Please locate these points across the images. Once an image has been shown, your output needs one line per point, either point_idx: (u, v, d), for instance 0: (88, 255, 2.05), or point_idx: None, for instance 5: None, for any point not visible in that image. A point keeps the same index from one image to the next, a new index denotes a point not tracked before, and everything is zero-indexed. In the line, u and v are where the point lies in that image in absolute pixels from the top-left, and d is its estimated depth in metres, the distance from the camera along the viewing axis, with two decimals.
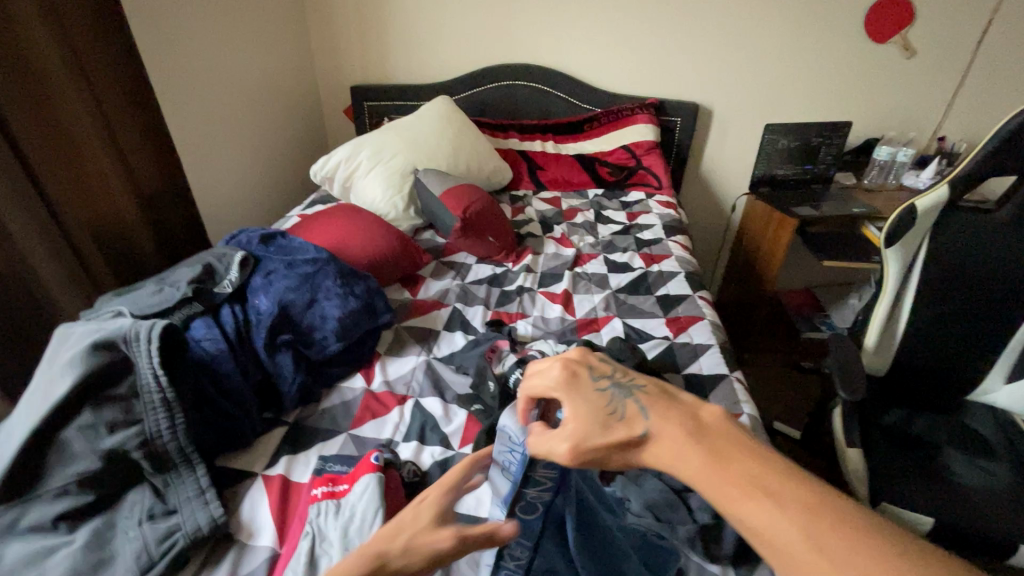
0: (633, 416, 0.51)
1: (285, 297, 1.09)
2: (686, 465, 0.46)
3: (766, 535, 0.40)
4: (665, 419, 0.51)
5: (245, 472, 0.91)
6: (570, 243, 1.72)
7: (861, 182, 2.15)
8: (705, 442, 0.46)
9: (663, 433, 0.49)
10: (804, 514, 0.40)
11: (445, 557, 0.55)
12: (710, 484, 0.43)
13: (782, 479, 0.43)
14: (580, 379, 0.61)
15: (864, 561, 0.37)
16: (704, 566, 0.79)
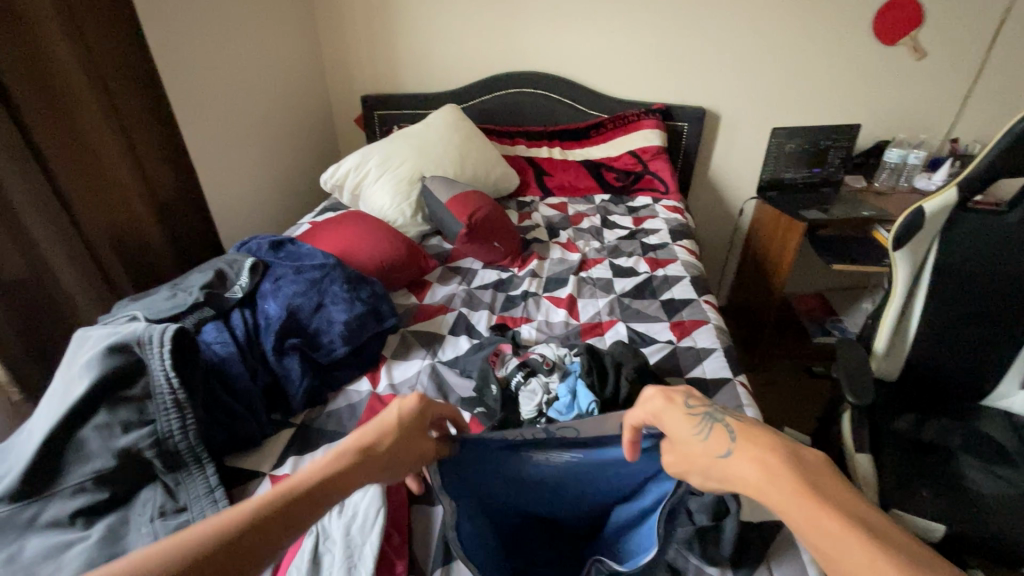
0: (720, 441, 0.56)
1: (293, 302, 1.12)
2: (763, 487, 0.49)
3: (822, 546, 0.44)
4: (753, 445, 0.54)
5: (252, 472, 0.94)
6: (575, 248, 1.73)
7: (872, 185, 2.13)
8: (797, 470, 0.49)
9: (747, 458, 0.53)
10: (885, 546, 0.42)
11: (412, 437, 0.69)
12: (791, 508, 0.47)
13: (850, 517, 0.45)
14: (675, 405, 0.64)
15: None
16: (703, 568, 0.80)
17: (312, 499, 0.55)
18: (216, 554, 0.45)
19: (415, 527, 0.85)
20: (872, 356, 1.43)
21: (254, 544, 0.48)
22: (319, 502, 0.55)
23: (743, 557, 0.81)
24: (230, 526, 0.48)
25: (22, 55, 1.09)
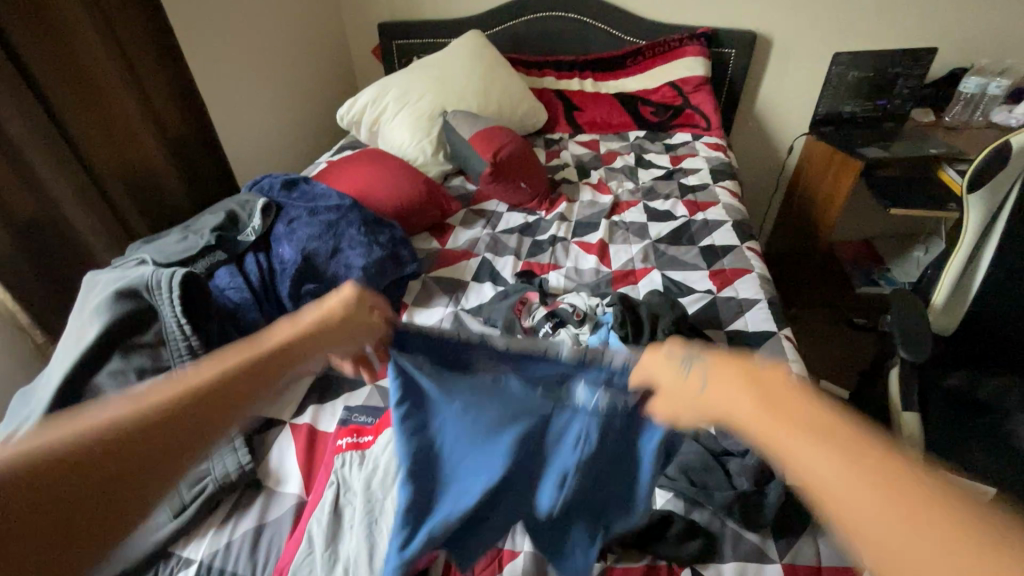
0: (694, 381, 0.49)
1: (308, 247, 1.05)
2: (761, 419, 0.41)
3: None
4: (722, 386, 0.46)
5: (273, 420, 0.92)
6: (607, 189, 1.61)
7: (941, 119, 1.92)
8: (775, 400, 0.42)
9: (722, 393, 0.46)
10: (777, 415, 0.40)
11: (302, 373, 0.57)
12: (759, 425, 0.41)
13: (928, 488, 0.33)
14: (684, 376, 0.50)
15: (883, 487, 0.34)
16: (741, 534, 0.75)
17: (186, 402, 0.44)
18: (165, 421, 0.42)
19: None
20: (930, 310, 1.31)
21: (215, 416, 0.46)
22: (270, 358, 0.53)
23: (784, 525, 0.75)
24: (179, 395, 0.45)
25: None
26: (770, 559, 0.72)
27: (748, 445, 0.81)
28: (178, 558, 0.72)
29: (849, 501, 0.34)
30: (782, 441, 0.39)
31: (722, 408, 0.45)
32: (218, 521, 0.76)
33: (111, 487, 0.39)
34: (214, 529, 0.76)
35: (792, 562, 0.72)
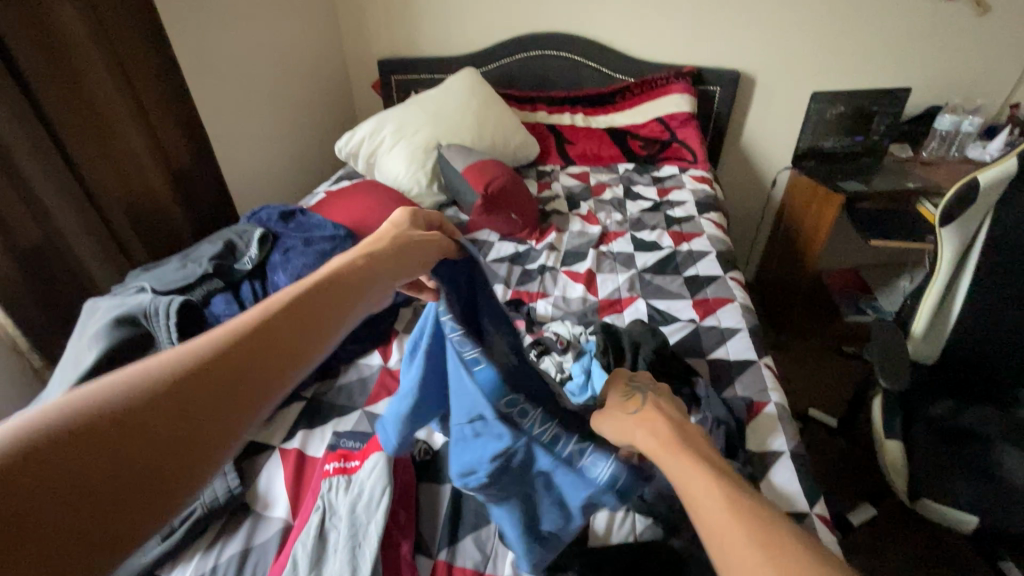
0: (635, 406, 0.60)
1: (302, 274, 1.08)
2: (653, 440, 0.53)
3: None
4: (652, 419, 0.56)
5: (263, 445, 0.93)
6: (596, 220, 1.66)
7: (918, 154, 1.99)
8: (674, 437, 0.51)
9: (652, 418, 0.56)
10: (666, 448, 0.50)
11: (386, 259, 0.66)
12: (664, 456, 0.50)
13: (785, 545, 0.38)
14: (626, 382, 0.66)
15: (760, 540, 0.38)
16: None
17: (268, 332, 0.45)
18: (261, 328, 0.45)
19: (424, 504, 0.84)
20: (911, 339, 1.34)
21: (269, 354, 0.44)
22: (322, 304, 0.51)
23: None
24: (216, 355, 0.41)
25: (26, 20, 1.06)
26: None
27: None
28: None
29: (735, 554, 0.38)
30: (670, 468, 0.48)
31: (641, 437, 0.55)
32: (205, 545, 0.78)
33: (183, 426, 0.37)
34: (201, 552, 0.77)
35: None
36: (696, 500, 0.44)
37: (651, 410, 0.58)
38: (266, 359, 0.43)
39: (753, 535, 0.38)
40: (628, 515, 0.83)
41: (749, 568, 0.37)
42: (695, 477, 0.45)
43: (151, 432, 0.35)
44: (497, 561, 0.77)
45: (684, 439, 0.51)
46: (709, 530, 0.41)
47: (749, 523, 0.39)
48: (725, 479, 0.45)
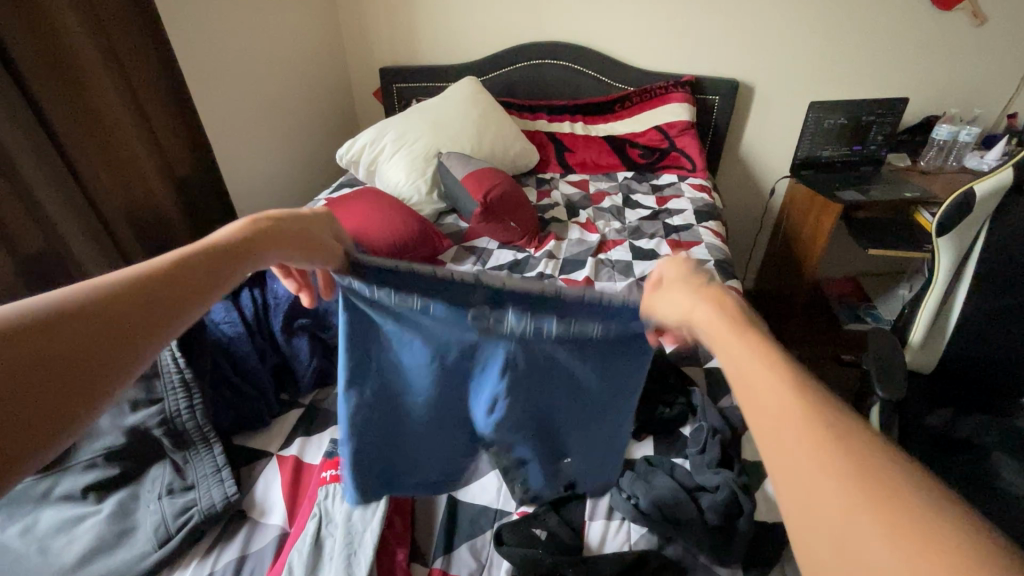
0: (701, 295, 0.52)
1: None
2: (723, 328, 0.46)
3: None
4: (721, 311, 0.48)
5: (260, 451, 0.94)
6: (594, 228, 1.67)
7: (917, 164, 2.00)
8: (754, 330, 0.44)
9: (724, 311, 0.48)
10: (749, 345, 0.43)
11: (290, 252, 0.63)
12: (740, 361, 0.43)
13: (898, 485, 0.32)
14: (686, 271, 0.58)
15: (865, 485, 0.32)
16: (713, 569, 0.76)
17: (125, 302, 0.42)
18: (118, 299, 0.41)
19: (420, 513, 0.84)
20: (908, 349, 1.34)
21: (120, 325, 0.40)
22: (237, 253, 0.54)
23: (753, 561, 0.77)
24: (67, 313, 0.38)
25: (30, 27, 1.07)
26: None
27: (718, 481, 0.83)
28: None
29: (816, 497, 0.33)
30: (744, 368, 0.41)
31: (709, 333, 0.47)
32: (202, 551, 0.78)
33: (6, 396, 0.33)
34: (198, 559, 0.77)
35: None
36: (746, 385, 0.40)
37: (719, 298, 0.50)
38: (115, 329, 0.40)
39: (808, 424, 0.36)
40: (623, 524, 0.83)
41: (844, 526, 0.31)
42: (754, 363, 0.41)
43: (71, 333, 0.37)
44: (493, 571, 0.76)
45: (749, 321, 0.46)
46: (759, 419, 0.38)
47: (801, 411, 0.36)
48: (786, 362, 0.41)
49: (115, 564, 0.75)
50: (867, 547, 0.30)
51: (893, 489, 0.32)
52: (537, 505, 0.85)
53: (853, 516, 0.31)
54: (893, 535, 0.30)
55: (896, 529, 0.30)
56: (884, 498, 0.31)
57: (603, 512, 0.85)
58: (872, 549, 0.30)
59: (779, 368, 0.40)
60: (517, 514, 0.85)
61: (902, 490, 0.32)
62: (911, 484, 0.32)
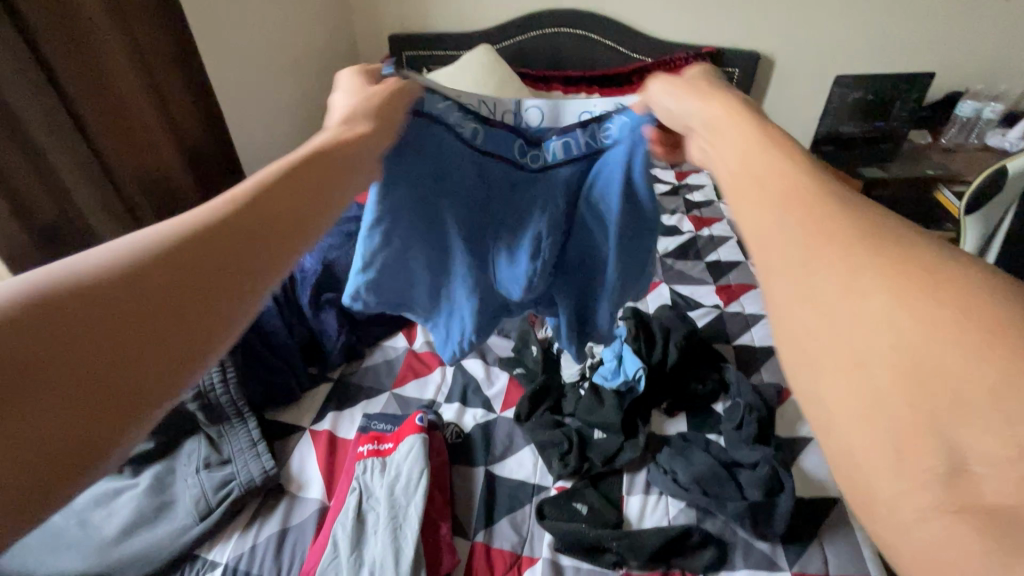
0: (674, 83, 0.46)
1: (329, 256, 1.07)
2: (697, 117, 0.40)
3: (874, 499, 0.21)
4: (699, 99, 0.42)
5: (293, 425, 0.93)
6: None
7: (937, 141, 1.98)
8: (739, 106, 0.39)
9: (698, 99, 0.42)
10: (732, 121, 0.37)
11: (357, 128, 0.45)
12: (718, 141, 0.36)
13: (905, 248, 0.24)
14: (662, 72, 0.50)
15: (862, 247, 0.24)
16: (752, 543, 0.77)
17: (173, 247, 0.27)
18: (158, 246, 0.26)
19: (459, 488, 0.84)
20: None
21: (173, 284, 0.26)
22: (335, 165, 0.38)
23: (792, 534, 0.78)
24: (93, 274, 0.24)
25: None
26: (779, 568, 0.74)
27: (758, 456, 0.84)
28: (204, 561, 0.74)
29: (788, 278, 0.26)
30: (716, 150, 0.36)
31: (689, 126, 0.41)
32: (243, 525, 0.78)
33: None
34: (239, 532, 0.77)
35: (802, 569, 0.75)
36: (746, 175, 0.31)
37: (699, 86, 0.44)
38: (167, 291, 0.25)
39: (803, 206, 0.27)
40: (661, 499, 0.84)
41: (827, 300, 0.24)
42: (749, 153, 0.32)
43: (148, 291, 0.25)
44: (534, 544, 0.77)
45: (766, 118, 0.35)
46: (738, 202, 0.31)
47: (805, 194, 0.27)
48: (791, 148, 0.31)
49: (157, 538, 0.74)
50: (867, 324, 0.22)
51: (904, 260, 0.23)
52: (575, 480, 0.85)
53: (858, 295, 0.23)
54: (901, 299, 0.22)
55: (911, 291, 0.22)
56: (889, 263, 0.23)
57: (640, 487, 0.85)
58: (871, 331, 0.22)
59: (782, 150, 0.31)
60: (555, 489, 0.85)
61: (912, 258, 0.23)
62: (915, 243, 0.24)
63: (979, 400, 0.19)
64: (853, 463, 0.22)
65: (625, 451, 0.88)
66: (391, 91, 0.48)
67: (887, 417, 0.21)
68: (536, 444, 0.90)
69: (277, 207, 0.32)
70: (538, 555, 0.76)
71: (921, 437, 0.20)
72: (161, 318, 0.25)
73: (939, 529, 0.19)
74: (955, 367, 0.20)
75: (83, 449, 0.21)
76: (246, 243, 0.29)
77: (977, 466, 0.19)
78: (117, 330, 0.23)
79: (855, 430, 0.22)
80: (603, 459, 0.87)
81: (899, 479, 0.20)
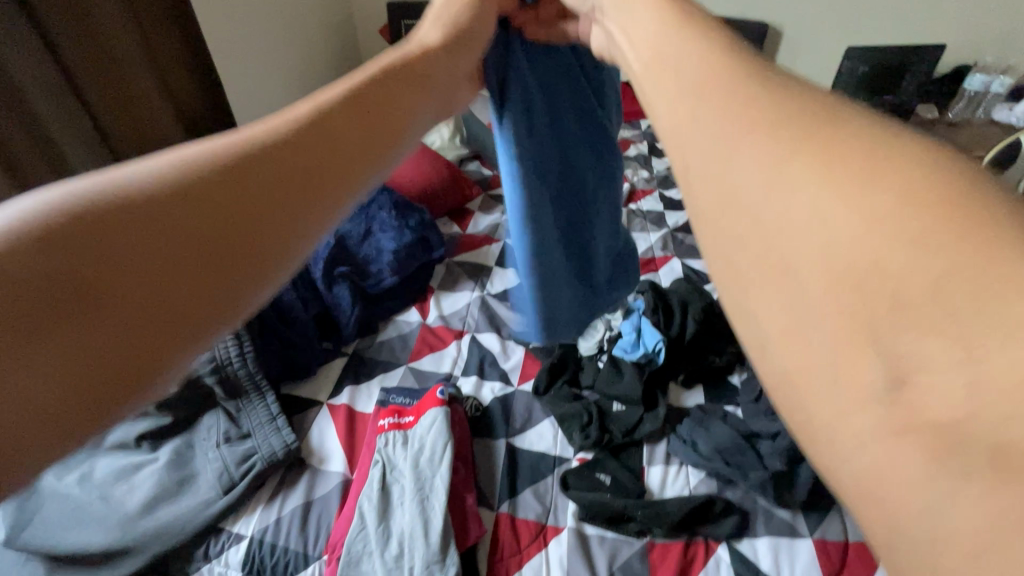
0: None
1: (341, 229, 1.06)
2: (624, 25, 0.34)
3: (816, 427, 0.18)
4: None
5: (310, 400, 0.92)
6: (622, 177, 1.62)
7: (944, 116, 1.92)
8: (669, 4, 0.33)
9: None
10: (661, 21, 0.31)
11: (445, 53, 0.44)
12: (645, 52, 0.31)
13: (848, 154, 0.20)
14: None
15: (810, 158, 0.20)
16: (774, 511, 0.78)
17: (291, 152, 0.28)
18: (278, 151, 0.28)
19: (481, 460, 0.84)
20: None
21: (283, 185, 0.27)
22: (391, 92, 0.36)
23: (814, 502, 0.79)
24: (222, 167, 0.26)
25: None
26: (800, 535, 0.76)
27: (779, 427, 0.84)
28: (230, 534, 0.74)
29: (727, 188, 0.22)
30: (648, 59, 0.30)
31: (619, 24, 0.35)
32: (266, 498, 0.78)
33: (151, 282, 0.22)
34: (263, 506, 0.77)
35: (822, 537, 0.76)
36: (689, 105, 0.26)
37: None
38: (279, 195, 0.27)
39: (738, 119, 0.23)
40: (681, 469, 0.84)
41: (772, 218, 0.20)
42: (684, 75, 0.27)
43: (186, 215, 0.24)
44: (559, 514, 0.78)
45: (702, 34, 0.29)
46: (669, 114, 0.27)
47: (742, 103, 0.23)
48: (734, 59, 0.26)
49: (181, 511, 0.74)
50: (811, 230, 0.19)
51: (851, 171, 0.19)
52: (597, 452, 0.85)
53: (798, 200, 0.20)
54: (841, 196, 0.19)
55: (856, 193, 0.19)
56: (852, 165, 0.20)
57: (661, 457, 0.86)
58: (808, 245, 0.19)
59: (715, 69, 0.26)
60: (577, 460, 0.85)
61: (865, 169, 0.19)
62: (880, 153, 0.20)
63: (910, 310, 0.17)
64: (790, 382, 0.19)
65: (645, 423, 0.88)
66: (462, 10, 0.46)
67: (823, 330, 0.18)
68: (555, 417, 0.90)
69: (325, 137, 0.30)
70: (563, 525, 0.76)
71: (861, 356, 0.17)
72: (197, 243, 0.24)
73: (883, 449, 0.16)
74: (897, 271, 0.17)
75: (131, 369, 0.21)
76: (293, 172, 0.28)
77: (921, 379, 0.16)
78: (154, 256, 0.23)
79: (788, 352, 0.19)
80: (623, 431, 0.87)
81: (837, 398, 0.18)
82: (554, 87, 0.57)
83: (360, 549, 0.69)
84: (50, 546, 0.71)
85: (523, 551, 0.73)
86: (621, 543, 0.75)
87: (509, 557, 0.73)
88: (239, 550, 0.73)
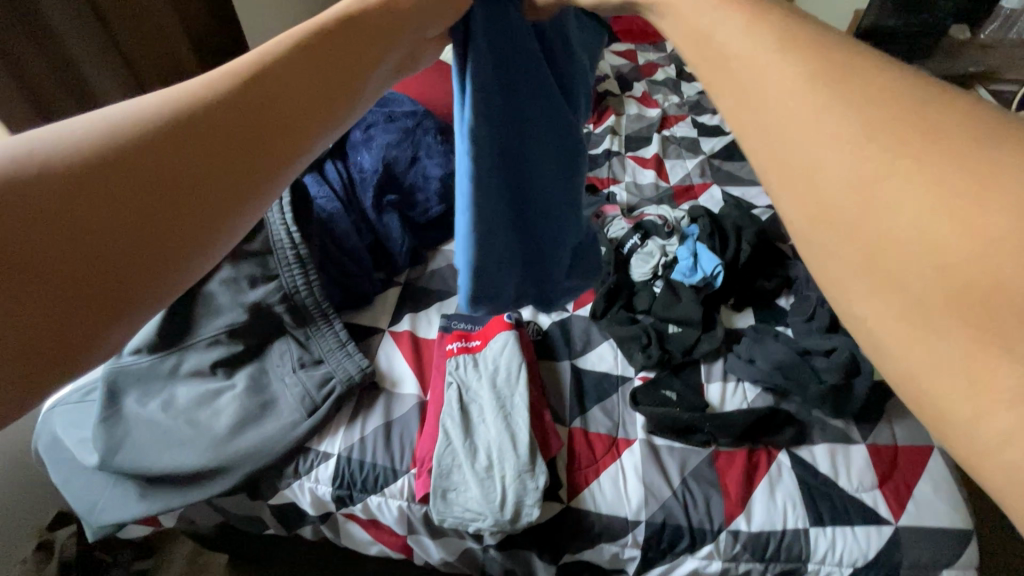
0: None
1: (388, 154, 1.00)
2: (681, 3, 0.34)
3: (946, 418, 0.22)
4: None
5: (372, 328, 0.93)
6: (653, 102, 1.57)
7: (976, 37, 1.87)
8: None
9: None
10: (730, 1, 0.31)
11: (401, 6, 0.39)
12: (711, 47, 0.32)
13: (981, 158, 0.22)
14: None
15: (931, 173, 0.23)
16: (828, 421, 0.84)
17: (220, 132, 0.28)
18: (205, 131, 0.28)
19: (548, 381, 0.87)
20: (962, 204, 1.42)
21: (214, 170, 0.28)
22: (340, 59, 0.34)
23: (865, 414, 0.84)
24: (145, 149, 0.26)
25: None
26: (854, 441, 0.81)
27: (835, 345, 0.87)
28: (317, 453, 0.78)
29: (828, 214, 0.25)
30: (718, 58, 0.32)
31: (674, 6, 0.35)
32: (347, 419, 0.81)
33: (81, 268, 0.23)
34: (344, 426, 0.80)
35: (874, 443, 0.81)
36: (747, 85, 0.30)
37: None
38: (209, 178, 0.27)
39: (827, 116, 0.26)
40: (738, 385, 0.89)
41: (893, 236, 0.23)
42: (751, 60, 0.29)
43: (113, 184, 0.24)
44: (628, 428, 0.82)
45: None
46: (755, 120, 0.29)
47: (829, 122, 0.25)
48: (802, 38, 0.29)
49: (270, 433, 0.76)
50: (924, 250, 0.22)
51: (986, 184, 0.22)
52: (658, 371, 0.88)
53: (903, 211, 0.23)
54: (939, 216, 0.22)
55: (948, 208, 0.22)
56: (959, 179, 0.22)
57: (718, 375, 0.89)
58: (924, 262, 0.22)
59: (786, 38, 0.28)
60: (639, 379, 0.88)
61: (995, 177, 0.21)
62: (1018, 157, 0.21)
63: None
64: (912, 381, 0.23)
65: (703, 344, 0.91)
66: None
67: (948, 339, 0.21)
68: (615, 339, 0.92)
69: (266, 106, 0.30)
70: (633, 437, 0.81)
71: (979, 359, 0.20)
72: (116, 225, 0.24)
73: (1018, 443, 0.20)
74: (1015, 284, 0.20)
75: (55, 353, 0.22)
76: (223, 153, 0.28)
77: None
78: (71, 240, 0.23)
79: (903, 354, 0.23)
80: (682, 351, 0.90)
81: (968, 403, 0.21)
82: (510, 28, 0.47)
83: (450, 463, 0.73)
84: (147, 466, 0.74)
85: (599, 461, 0.78)
86: (688, 453, 0.79)
87: (586, 468, 0.78)
88: (328, 467, 0.77)
